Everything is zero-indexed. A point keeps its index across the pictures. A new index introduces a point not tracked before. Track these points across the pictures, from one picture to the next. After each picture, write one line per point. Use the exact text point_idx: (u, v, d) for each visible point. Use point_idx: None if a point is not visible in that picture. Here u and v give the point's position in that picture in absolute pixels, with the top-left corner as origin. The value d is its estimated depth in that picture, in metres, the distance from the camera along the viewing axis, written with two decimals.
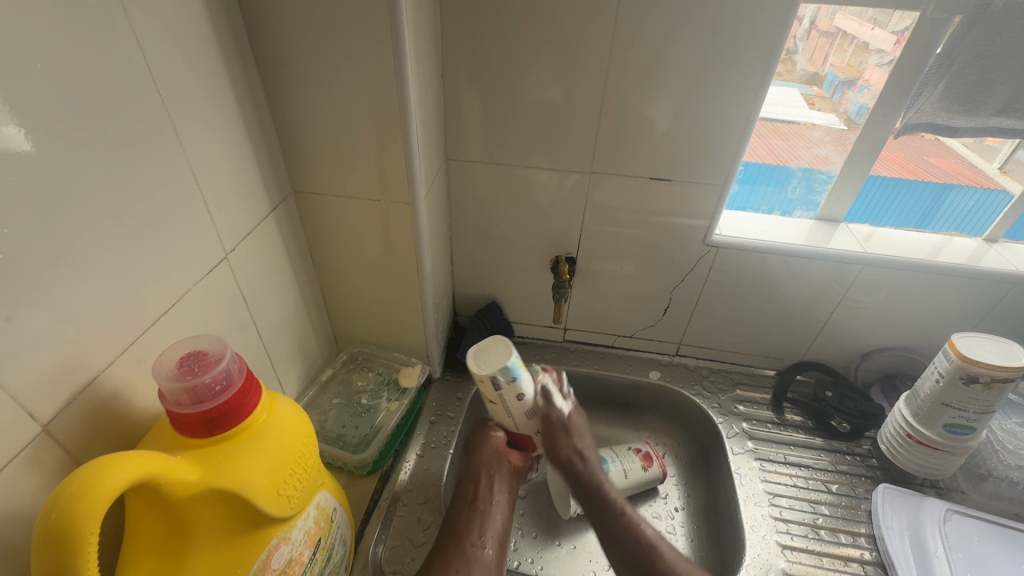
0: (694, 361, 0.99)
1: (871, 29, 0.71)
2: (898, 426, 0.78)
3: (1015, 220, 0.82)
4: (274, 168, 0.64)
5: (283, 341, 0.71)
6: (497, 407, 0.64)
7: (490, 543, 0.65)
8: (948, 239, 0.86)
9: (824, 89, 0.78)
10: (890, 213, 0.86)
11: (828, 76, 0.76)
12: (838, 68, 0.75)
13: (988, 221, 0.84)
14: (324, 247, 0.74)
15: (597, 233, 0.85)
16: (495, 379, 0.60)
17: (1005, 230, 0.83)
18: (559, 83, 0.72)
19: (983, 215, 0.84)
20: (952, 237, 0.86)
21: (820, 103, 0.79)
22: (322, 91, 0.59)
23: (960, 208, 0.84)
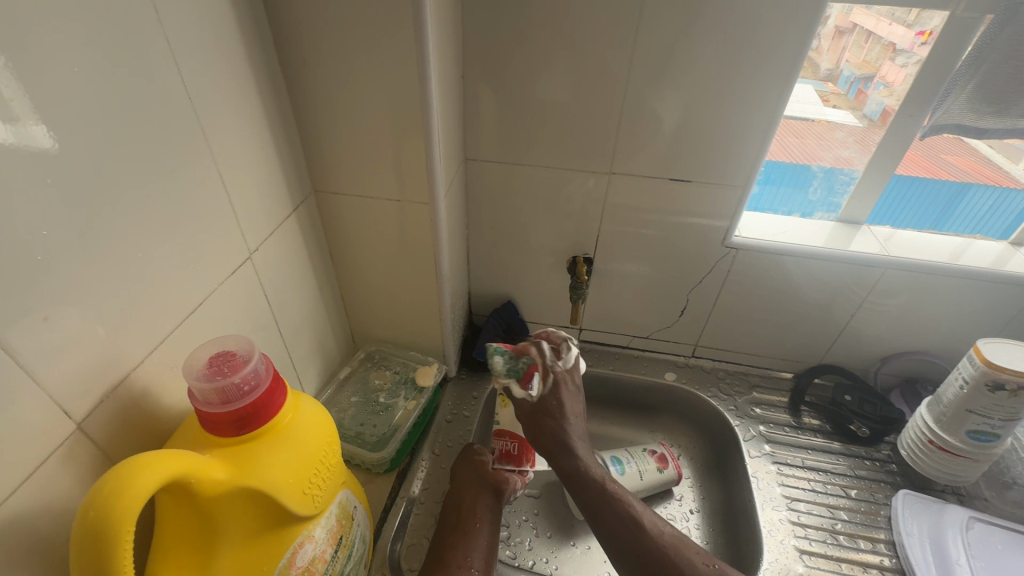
0: (710, 363, 0.98)
1: (889, 26, 0.70)
2: (920, 432, 0.77)
3: None
4: (296, 168, 0.65)
5: (303, 340, 0.71)
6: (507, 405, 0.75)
7: (476, 562, 0.64)
8: (970, 242, 0.84)
9: (840, 85, 0.77)
10: (906, 214, 0.85)
11: (843, 73, 0.76)
12: (854, 65, 0.75)
13: (1006, 222, 0.83)
14: (343, 247, 0.75)
15: (615, 234, 0.85)
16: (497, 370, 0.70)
17: None
18: (579, 82, 0.71)
19: (1003, 215, 0.82)
20: (974, 240, 0.85)
21: (835, 100, 0.78)
22: (345, 91, 0.59)
23: (979, 209, 0.82)
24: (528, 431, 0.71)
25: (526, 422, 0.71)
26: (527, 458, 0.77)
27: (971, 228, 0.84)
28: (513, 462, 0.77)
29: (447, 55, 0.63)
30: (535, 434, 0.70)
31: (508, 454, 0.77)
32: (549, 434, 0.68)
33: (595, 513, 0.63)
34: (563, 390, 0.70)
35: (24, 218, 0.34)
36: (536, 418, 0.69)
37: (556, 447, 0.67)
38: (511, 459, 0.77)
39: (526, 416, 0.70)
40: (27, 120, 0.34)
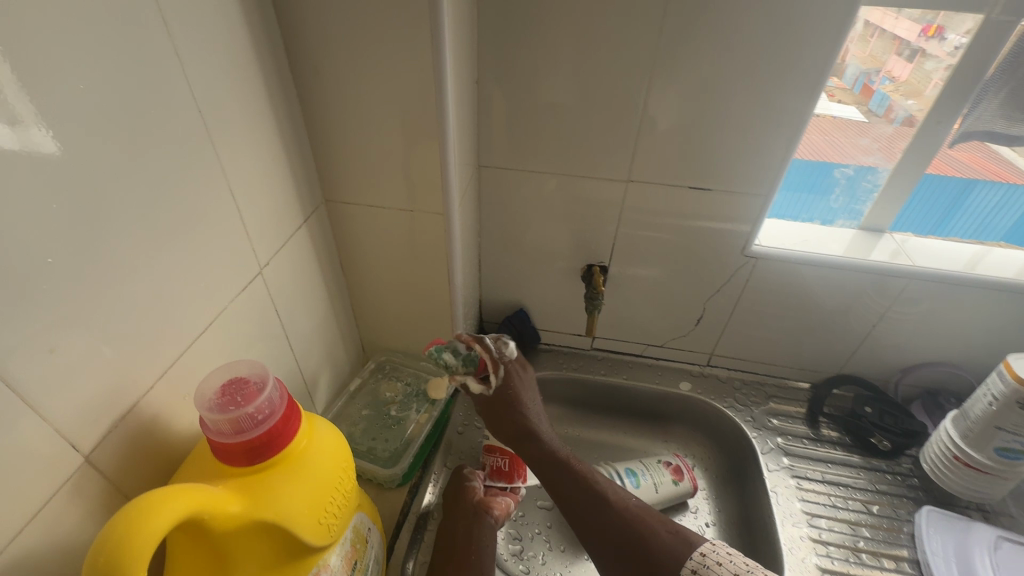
0: (725, 372, 0.96)
1: (894, 19, 0.67)
2: (944, 447, 0.75)
3: None
4: (306, 177, 0.63)
5: (313, 353, 0.70)
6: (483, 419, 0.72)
7: None
8: (988, 249, 0.82)
9: (844, 80, 0.74)
10: (910, 210, 0.82)
11: (849, 67, 0.72)
12: (859, 59, 0.71)
13: (1005, 224, 0.80)
14: (354, 257, 0.73)
15: (631, 243, 0.83)
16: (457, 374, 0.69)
17: None
18: (597, 87, 0.69)
19: (1010, 210, 0.79)
20: (993, 248, 0.82)
21: (840, 95, 0.75)
22: (357, 98, 0.57)
23: (984, 206, 0.79)
24: (490, 424, 0.71)
25: (486, 414, 0.70)
26: (517, 474, 0.76)
27: (999, 235, 0.82)
28: (503, 478, 0.75)
29: (463, 60, 0.61)
30: (497, 425, 0.70)
31: (500, 471, 0.75)
32: (510, 422, 0.69)
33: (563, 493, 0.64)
34: (515, 379, 0.70)
35: (29, 241, 0.32)
36: (496, 409, 0.69)
37: (519, 435, 0.68)
38: (501, 475, 0.76)
39: (486, 409, 0.70)
40: (27, 123, 0.32)
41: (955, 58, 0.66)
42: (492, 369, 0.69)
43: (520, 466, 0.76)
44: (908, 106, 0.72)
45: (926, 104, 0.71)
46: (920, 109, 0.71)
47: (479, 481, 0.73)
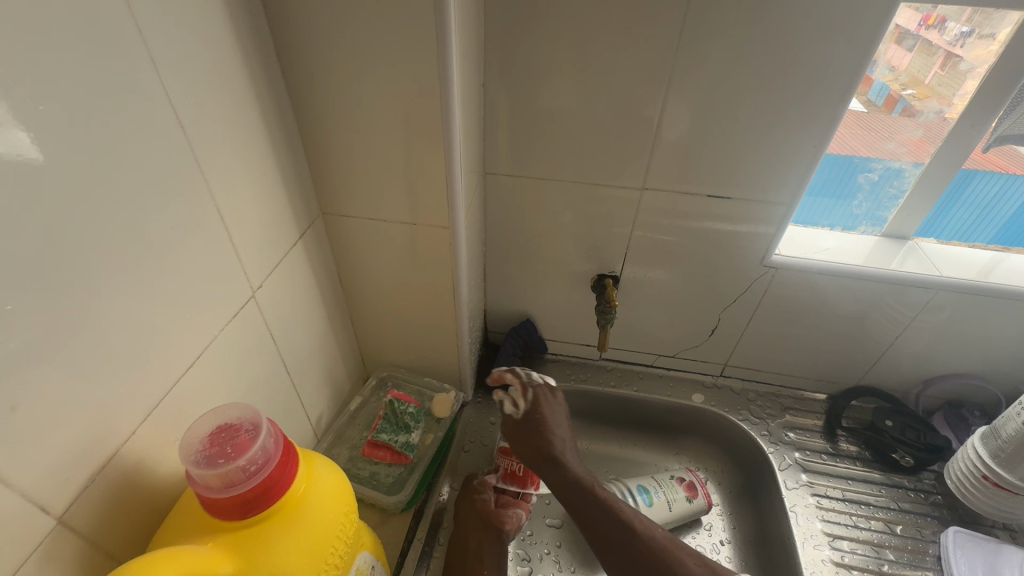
0: (740, 383, 0.93)
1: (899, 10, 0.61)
2: (972, 465, 0.72)
3: None
4: (302, 189, 0.58)
5: (311, 374, 0.66)
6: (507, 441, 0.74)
7: None
8: (999, 257, 0.78)
9: None
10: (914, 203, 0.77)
11: None
12: None
13: (1007, 213, 0.75)
14: (354, 271, 0.69)
15: (644, 252, 0.79)
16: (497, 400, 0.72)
17: None
18: (611, 90, 0.65)
19: (1005, 202, 0.74)
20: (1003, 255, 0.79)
21: None
22: (356, 106, 0.53)
23: (981, 197, 0.74)
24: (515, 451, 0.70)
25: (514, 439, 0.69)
26: (530, 480, 0.75)
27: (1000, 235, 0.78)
28: (516, 484, 0.75)
29: (469, 63, 0.56)
30: (522, 452, 0.69)
31: (513, 475, 0.74)
32: (534, 450, 0.67)
33: (589, 526, 0.61)
34: (544, 405, 0.71)
35: None
36: (522, 435, 0.69)
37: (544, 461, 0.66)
38: (514, 479, 0.75)
39: (512, 435, 0.70)
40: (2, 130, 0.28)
41: (958, 48, 0.64)
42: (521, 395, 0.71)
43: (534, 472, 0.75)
44: (907, 97, 0.68)
45: (926, 95, 0.68)
46: (921, 100, 0.68)
47: (489, 492, 0.72)
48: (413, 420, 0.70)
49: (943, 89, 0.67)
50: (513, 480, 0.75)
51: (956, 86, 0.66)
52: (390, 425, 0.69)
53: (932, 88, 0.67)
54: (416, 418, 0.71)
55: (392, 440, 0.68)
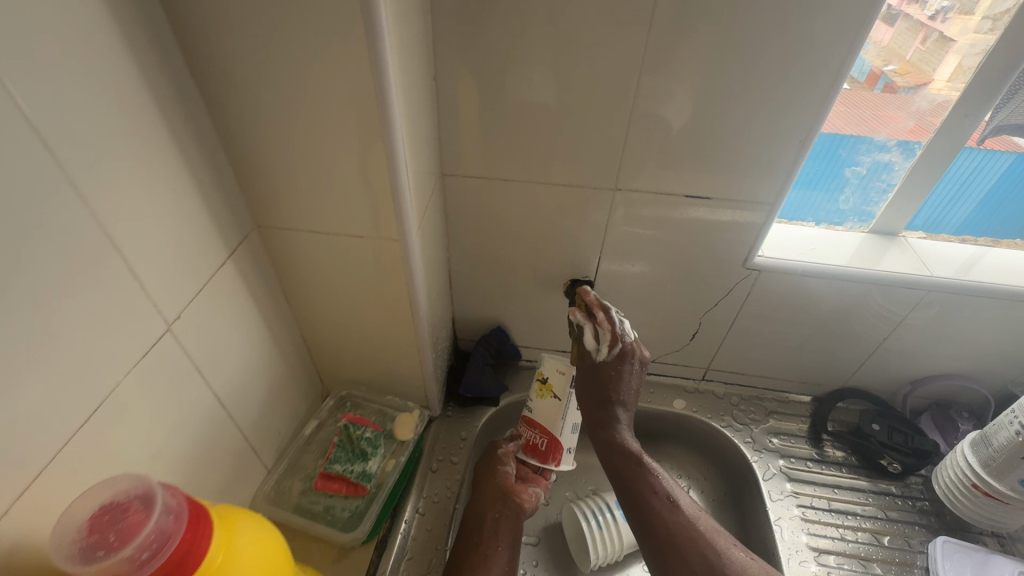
0: (722, 387, 0.89)
1: None
2: (961, 473, 0.69)
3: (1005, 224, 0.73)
4: (229, 203, 0.52)
5: (256, 402, 0.60)
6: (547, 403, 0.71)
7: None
8: (985, 251, 0.75)
9: None
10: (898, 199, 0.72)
11: None
12: None
13: (981, 191, 0.71)
14: (299, 287, 0.63)
15: (619, 255, 0.74)
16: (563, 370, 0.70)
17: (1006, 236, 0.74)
18: (577, 84, 0.59)
19: (978, 180, 0.70)
20: (988, 249, 0.75)
21: None
22: (284, 108, 0.47)
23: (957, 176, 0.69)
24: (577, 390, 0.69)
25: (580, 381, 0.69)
26: (551, 455, 0.71)
27: (974, 226, 0.74)
28: (537, 457, 0.72)
29: (413, 57, 0.50)
30: (584, 395, 0.68)
31: (535, 448, 0.72)
32: (595, 404, 0.67)
33: (626, 489, 0.61)
34: (627, 364, 0.66)
35: None
36: (592, 379, 0.67)
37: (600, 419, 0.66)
38: (536, 453, 0.73)
39: (583, 373, 0.68)
40: None
41: (937, 22, 0.60)
42: (607, 341, 0.66)
43: (557, 448, 0.71)
44: (889, 73, 0.63)
45: (908, 70, 0.63)
46: (903, 77, 0.63)
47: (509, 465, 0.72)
48: (370, 446, 0.66)
49: (924, 65, 0.62)
50: (534, 453, 0.73)
51: (937, 61, 0.62)
52: (344, 454, 0.65)
53: (913, 63, 0.62)
54: (373, 444, 0.67)
55: (345, 470, 0.63)
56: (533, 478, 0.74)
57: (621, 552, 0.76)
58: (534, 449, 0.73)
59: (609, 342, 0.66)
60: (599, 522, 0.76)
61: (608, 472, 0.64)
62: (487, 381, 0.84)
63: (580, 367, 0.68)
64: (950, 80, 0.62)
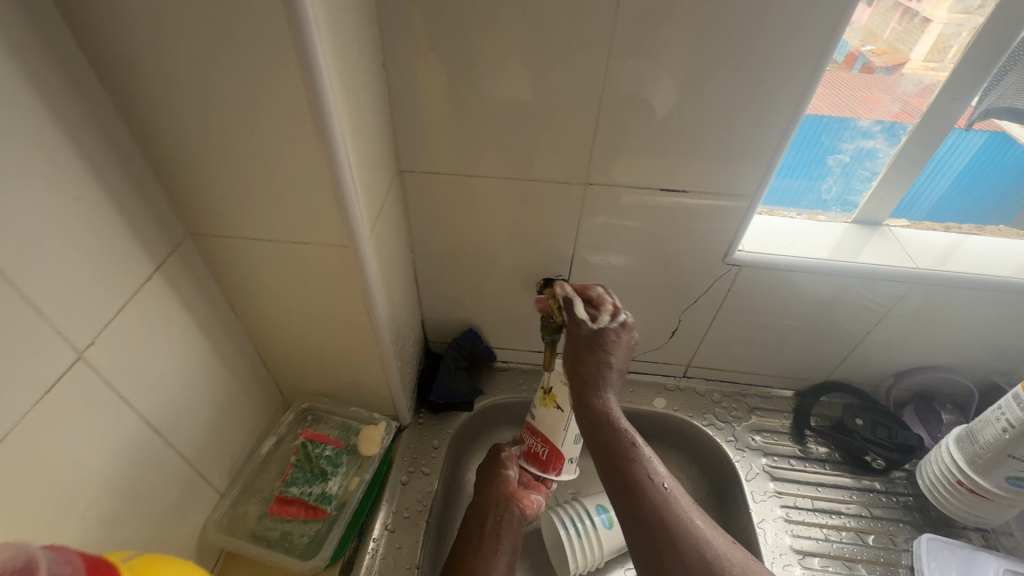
0: (703, 384, 0.86)
1: None
2: (946, 470, 0.67)
3: (985, 206, 0.71)
4: (153, 211, 0.47)
5: (201, 425, 0.56)
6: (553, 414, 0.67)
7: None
8: (965, 237, 0.72)
9: None
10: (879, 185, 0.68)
11: None
12: None
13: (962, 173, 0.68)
14: (245, 297, 0.58)
15: (593, 252, 0.70)
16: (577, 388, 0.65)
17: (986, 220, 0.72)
18: (539, 72, 0.54)
19: (960, 161, 0.67)
20: (966, 237, 0.72)
21: None
22: (205, 105, 0.41)
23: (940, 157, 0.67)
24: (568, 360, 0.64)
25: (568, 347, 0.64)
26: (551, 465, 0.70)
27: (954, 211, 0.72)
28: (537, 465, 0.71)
29: (351, 41, 0.45)
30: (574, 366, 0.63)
31: (536, 456, 0.71)
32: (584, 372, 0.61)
33: (615, 470, 0.55)
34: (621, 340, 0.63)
35: None
36: (586, 348, 0.62)
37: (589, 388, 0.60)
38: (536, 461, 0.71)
39: (576, 341, 0.63)
40: None
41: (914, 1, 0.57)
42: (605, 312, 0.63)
43: (558, 458, 0.69)
44: (867, 53, 0.60)
45: (886, 51, 0.60)
46: (880, 57, 0.60)
47: (512, 471, 0.73)
48: (331, 465, 0.63)
49: (902, 44, 0.59)
50: (535, 461, 0.72)
51: (915, 40, 0.59)
52: (303, 475, 0.61)
53: (890, 43, 0.59)
54: (334, 462, 0.63)
55: (302, 493, 0.60)
56: (534, 486, 0.73)
57: (602, 559, 0.73)
58: (534, 457, 0.71)
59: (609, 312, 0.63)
60: (578, 529, 0.73)
61: (594, 451, 0.58)
62: (460, 385, 0.80)
63: (573, 334, 0.63)
64: (929, 62, 0.59)
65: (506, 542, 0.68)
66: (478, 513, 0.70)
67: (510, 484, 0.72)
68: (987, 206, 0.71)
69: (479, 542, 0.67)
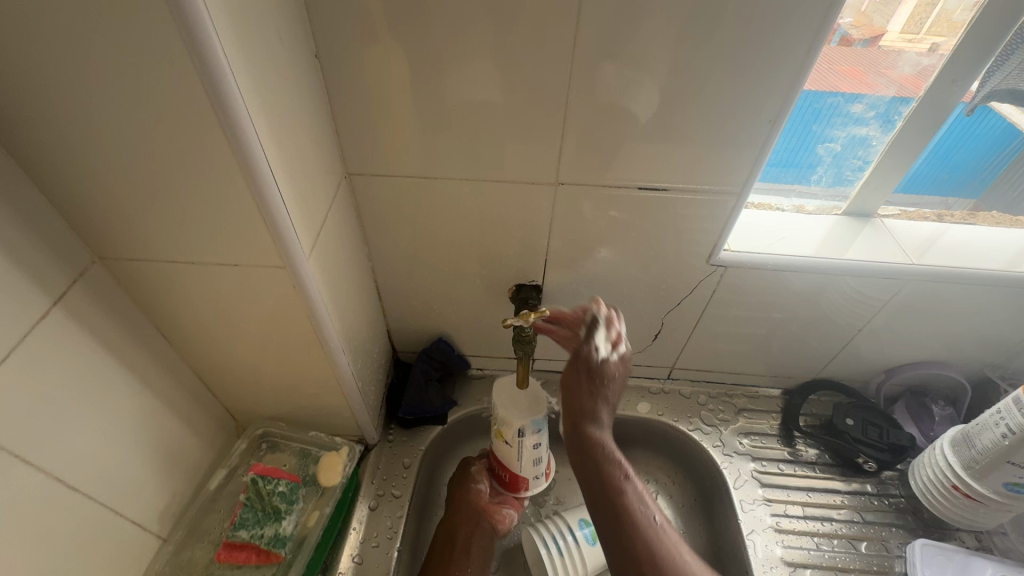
0: (689, 385, 0.82)
1: None
2: (941, 473, 0.65)
3: (972, 185, 0.67)
4: (45, 237, 0.40)
5: (132, 468, 0.50)
6: (508, 450, 0.63)
7: None
8: (945, 228, 0.68)
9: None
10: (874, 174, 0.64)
11: None
12: None
13: (958, 151, 0.63)
14: (175, 323, 0.51)
15: (567, 254, 0.65)
16: (521, 430, 0.61)
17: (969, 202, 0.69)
18: (494, 63, 0.48)
19: (958, 138, 0.62)
20: (948, 228, 0.68)
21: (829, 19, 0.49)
22: (91, 114, 0.35)
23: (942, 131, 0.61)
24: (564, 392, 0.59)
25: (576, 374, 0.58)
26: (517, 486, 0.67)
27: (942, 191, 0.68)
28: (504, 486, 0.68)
29: (263, 33, 0.38)
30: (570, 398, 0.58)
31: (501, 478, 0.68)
32: (579, 398, 0.57)
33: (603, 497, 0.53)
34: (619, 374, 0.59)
35: None
36: (585, 378, 0.57)
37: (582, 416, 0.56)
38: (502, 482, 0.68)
39: (578, 373, 0.58)
40: None
41: None
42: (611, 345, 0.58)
43: (523, 479, 0.66)
44: (846, 24, 0.53)
45: (863, 22, 0.54)
46: (858, 29, 0.54)
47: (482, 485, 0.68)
48: (285, 502, 0.59)
49: (877, 15, 0.54)
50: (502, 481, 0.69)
51: (891, 11, 0.54)
52: (253, 515, 0.57)
53: (867, 14, 0.54)
54: (289, 498, 0.59)
55: (253, 536, 0.56)
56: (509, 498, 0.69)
57: None
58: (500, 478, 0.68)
59: (614, 343, 0.58)
60: (559, 547, 0.68)
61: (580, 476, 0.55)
62: (432, 398, 0.75)
63: (577, 364, 0.58)
64: (906, 33, 0.55)
65: (475, 559, 0.65)
66: (448, 530, 0.66)
67: (483, 497, 0.68)
68: (974, 185, 0.67)
69: (449, 561, 0.64)
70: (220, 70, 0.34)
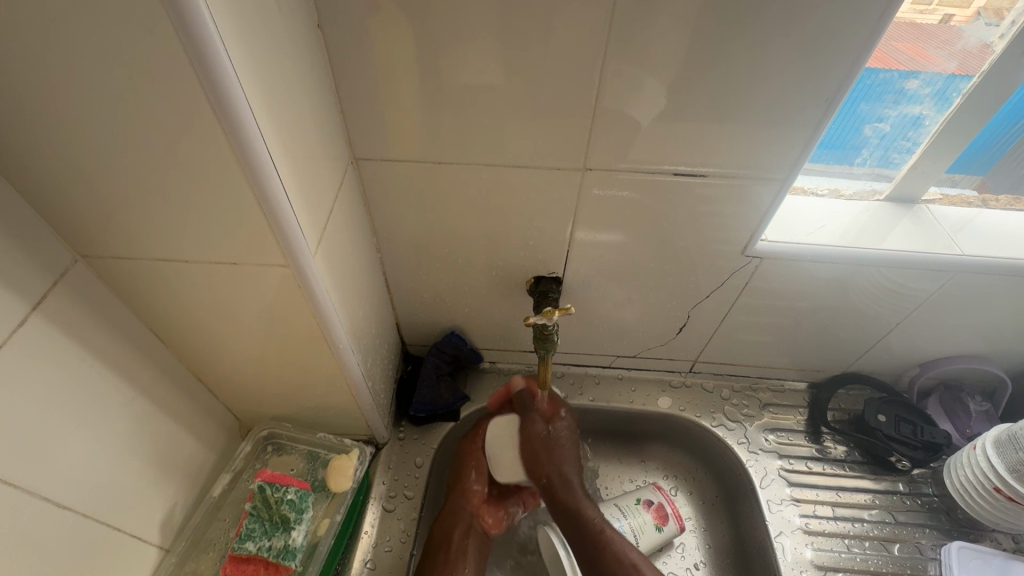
0: (711, 379, 0.79)
1: None
2: (981, 475, 0.62)
3: (982, 167, 0.62)
4: (18, 235, 0.36)
5: (127, 479, 0.47)
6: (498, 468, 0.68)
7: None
8: (977, 212, 0.64)
9: None
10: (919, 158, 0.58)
11: None
12: None
13: (997, 131, 0.58)
14: (169, 326, 0.48)
15: (590, 244, 0.60)
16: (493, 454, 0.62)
17: (975, 185, 0.64)
18: (516, 33, 0.42)
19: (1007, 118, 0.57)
20: (980, 212, 0.64)
21: None
22: (59, 100, 0.31)
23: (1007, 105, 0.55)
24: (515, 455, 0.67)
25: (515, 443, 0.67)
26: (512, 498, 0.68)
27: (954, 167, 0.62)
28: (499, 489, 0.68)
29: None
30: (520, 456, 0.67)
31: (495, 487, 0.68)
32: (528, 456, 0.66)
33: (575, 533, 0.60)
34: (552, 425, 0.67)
35: None
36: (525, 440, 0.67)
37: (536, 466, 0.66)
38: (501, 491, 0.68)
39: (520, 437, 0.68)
40: None
41: None
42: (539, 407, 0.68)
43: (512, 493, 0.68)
44: None
45: None
46: None
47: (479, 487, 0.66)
48: (294, 512, 0.55)
49: None
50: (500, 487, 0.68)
51: None
52: (261, 526, 0.54)
53: None
54: (299, 507, 0.55)
55: (260, 549, 0.53)
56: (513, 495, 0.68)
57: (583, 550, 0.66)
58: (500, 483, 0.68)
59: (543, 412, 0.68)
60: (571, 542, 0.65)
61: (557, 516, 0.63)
62: (443, 394, 0.71)
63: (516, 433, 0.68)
64: (920, 4, 0.49)
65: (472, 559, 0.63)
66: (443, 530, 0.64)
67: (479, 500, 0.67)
68: (985, 167, 0.62)
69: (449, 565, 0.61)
70: (204, 38, 0.28)
